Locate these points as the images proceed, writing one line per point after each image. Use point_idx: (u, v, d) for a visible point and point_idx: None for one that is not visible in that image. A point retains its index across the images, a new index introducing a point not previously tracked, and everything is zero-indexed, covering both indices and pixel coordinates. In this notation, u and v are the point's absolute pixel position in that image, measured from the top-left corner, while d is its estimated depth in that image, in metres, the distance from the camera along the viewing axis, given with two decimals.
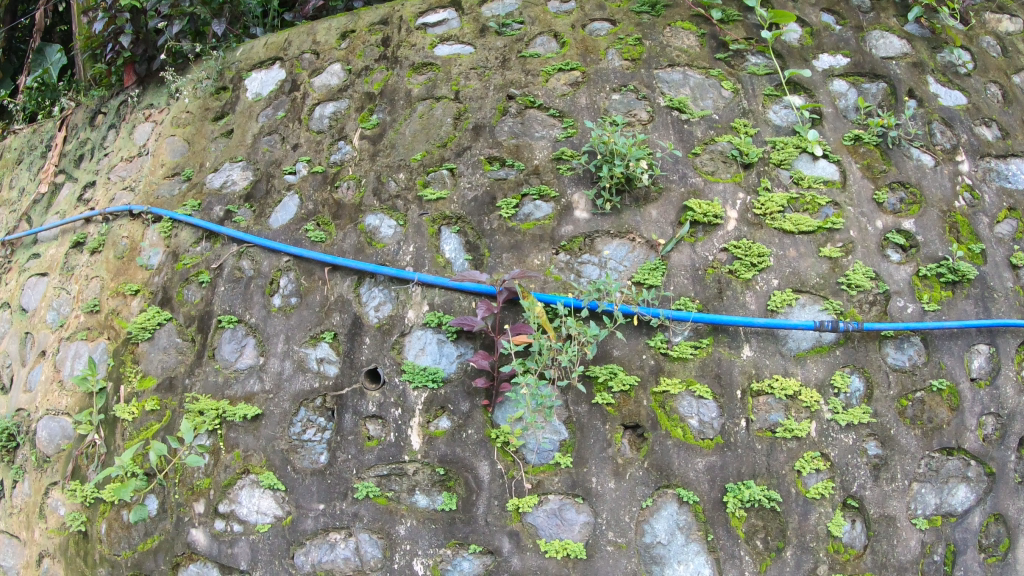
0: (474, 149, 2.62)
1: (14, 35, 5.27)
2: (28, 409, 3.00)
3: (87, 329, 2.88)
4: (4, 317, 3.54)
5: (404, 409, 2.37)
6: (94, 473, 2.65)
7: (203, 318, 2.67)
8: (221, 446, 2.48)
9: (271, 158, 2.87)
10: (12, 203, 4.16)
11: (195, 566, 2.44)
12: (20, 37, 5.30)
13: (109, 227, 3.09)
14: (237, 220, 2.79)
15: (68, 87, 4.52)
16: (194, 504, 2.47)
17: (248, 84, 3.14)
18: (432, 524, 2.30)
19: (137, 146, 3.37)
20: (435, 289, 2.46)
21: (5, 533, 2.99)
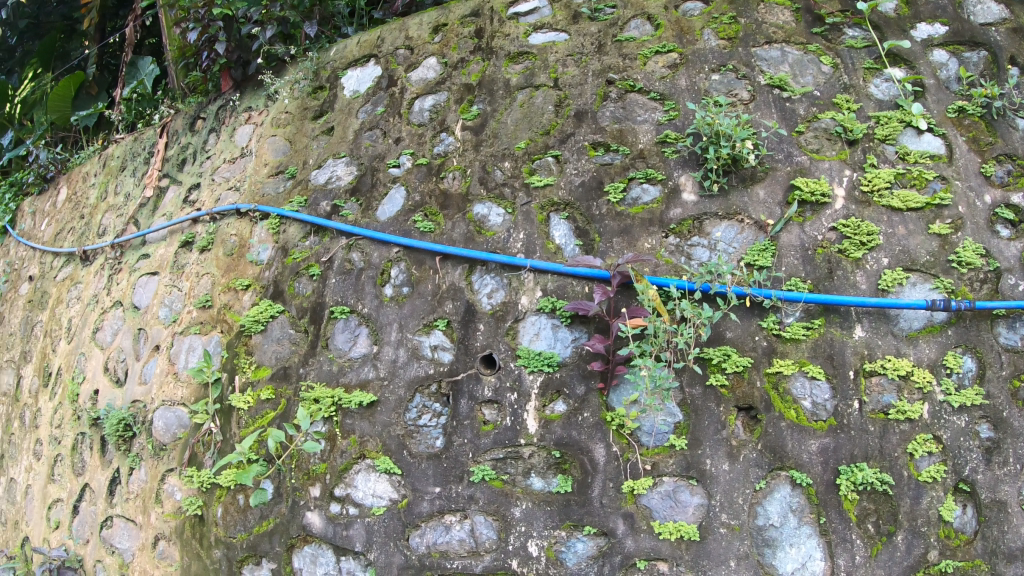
0: (578, 135, 2.64)
1: (105, 51, 6.04)
2: (144, 401, 3.16)
3: (200, 323, 3.03)
4: (117, 315, 3.73)
5: (520, 393, 2.41)
6: (210, 460, 2.77)
7: (315, 309, 2.76)
8: (338, 432, 2.56)
9: (374, 152, 2.94)
10: (119, 208, 4.38)
11: (311, 547, 2.53)
12: (111, 53, 6.06)
13: (218, 226, 3.23)
14: (344, 214, 2.86)
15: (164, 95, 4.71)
16: (310, 488, 2.55)
17: (345, 82, 3.21)
18: (547, 506, 2.34)
19: (239, 147, 3.49)
20: (548, 275, 2.49)
21: (122, 516, 3.16)
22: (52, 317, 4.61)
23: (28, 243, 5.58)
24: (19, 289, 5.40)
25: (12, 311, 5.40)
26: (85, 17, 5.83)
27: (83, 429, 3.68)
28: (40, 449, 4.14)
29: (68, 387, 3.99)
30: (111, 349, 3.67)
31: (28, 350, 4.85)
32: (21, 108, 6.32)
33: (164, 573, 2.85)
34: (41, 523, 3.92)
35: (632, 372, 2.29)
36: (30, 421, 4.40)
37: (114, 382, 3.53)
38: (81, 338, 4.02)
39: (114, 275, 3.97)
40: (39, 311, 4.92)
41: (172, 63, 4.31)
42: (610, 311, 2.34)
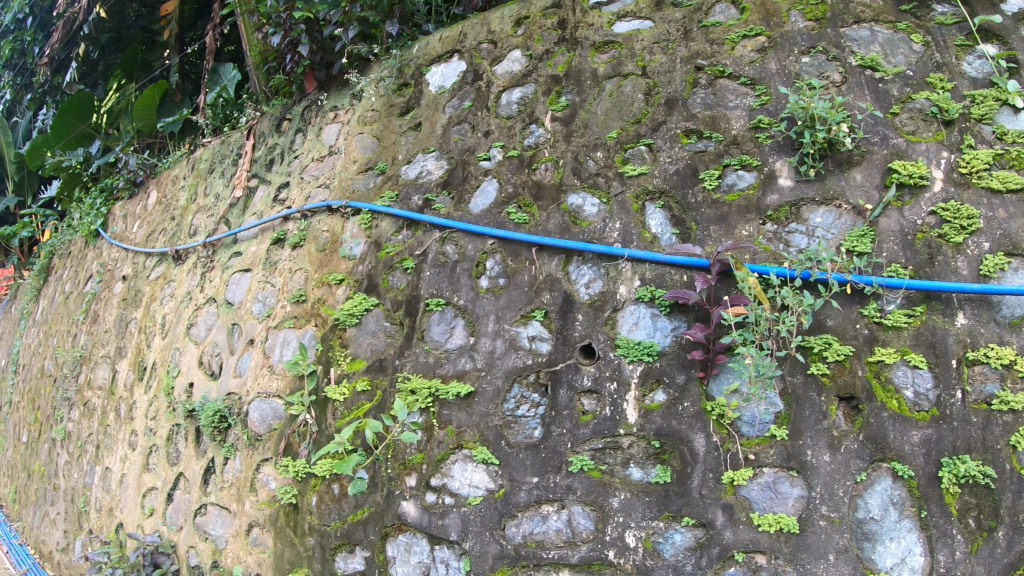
0: (669, 123, 2.63)
1: (188, 61, 6.67)
2: (239, 393, 3.28)
3: (294, 317, 3.12)
4: (210, 311, 3.87)
5: (619, 382, 2.43)
6: (306, 450, 2.85)
7: (410, 302, 2.82)
8: (435, 422, 2.62)
9: (464, 146, 2.98)
10: (208, 209, 4.54)
11: (406, 536, 2.58)
12: (192, 62, 6.69)
13: (309, 222, 3.31)
14: (437, 207, 2.93)
15: (248, 98, 4.85)
16: (407, 478, 2.61)
17: (429, 78, 3.25)
18: (646, 497, 2.34)
19: (327, 146, 3.58)
20: (646, 264, 2.49)
21: (216, 504, 3.28)
22: (147, 315, 4.80)
23: (120, 244, 5.83)
24: (113, 288, 5.66)
25: (106, 309, 5.65)
26: (168, 27, 6.06)
27: (178, 421, 3.84)
28: (135, 440, 4.33)
29: (163, 380, 4.15)
30: (205, 344, 3.81)
31: (122, 346, 5.07)
32: (108, 117, 7.20)
33: (259, 559, 2.95)
34: (135, 510, 4.10)
35: (734, 361, 2.27)
36: (126, 413, 4.61)
37: (209, 375, 3.65)
38: (175, 334, 4.18)
39: (206, 273, 4.12)
40: (133, 309, 5.13)
41: (254, 66, 4.52)
42: (710, 299, 2.33)
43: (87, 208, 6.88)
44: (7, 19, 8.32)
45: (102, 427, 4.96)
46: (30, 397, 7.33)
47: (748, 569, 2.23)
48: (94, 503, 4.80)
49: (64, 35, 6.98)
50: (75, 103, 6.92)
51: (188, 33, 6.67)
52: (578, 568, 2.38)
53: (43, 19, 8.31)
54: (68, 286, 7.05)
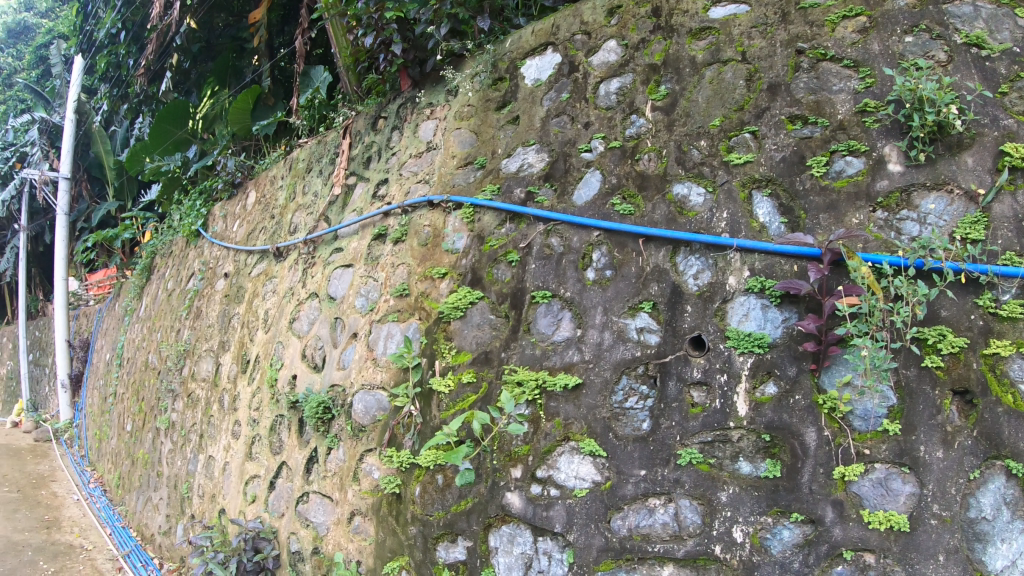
0: (773, 108, 2.57)
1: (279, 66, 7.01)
2: (344, 385, 3.36)
3: (398, 310, 3.20)
4: (313, 305, 3.98)
5: (730, 374, 2.40)
6: (410, 441, 2.90)
7: (516, 295, 2.86)
8: (542, 415, 2.64)
9: (564, 138, 2.98)
10: (308, 207, 4.67)
11: (509, 527, 2.61)
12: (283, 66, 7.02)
13: (410, 218, 3.39)
14: (539, 200, 2.94)
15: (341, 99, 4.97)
16: (512, 470, 2.64)
17: (525, 72, 3.26)
18: (754, 491, 2.31)
19: (424, 142, 3.64)
20: (755, 254, 2.44)
21: (318, 493, 3.38)
22: (249, 310, 4.97)
23: (222, 243, 6.05)
24: (215, 285, 5.88)
25: (209, 305, 5.89)
26: (259, 34, 6.24)
27: (281, 412, 3.96)
28: (239, 430, 4.50)
29: (266, 373, 4.30)
30: (308, 337, 3.92)
31: (225, 340, 5.27)
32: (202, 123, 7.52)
33: (360, 547, 3.02)
34: (237, 497, 4.26)
35: (849, 352, 2.21)
36: (229, 404, 4.80)
37: (313, 367, 3.76)
38: (278, 328, 4.32)
39: (307, 269, 4.24)
40: (235, 305, 5.32)
41: (344, 69, 4.65)
42: (822, 289, 2.26)
43: (189, 209, 7.26)
44: (102, 33, 8.63)
45: (206, 417, 5.17)
46: (134, 388, 7.71)
47: (856, 568, 2.16)
48: (196, 489, 5.02)
49: (161, 46, 7.25)
50: (171, 109, 7.42)
51: (278, 38, 7.01)
52: (683, 563, 2.35)
53: (137, 33, 8.64)
54: (170, 284, 7.37)
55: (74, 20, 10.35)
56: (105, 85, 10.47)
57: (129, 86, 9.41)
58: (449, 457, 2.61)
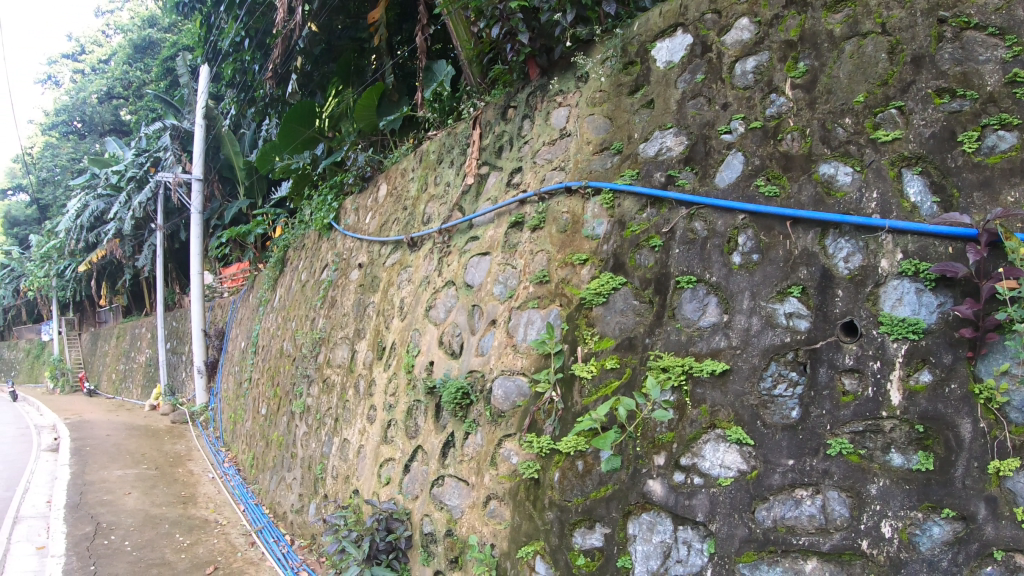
0: (918, 82, 2.43)
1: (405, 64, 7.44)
2: (483, 371, 3.43)
3: (537, 298, 3.25)
4: (450, 293, 4.07)
5: (883, 362, 2.30)
6: (551, 427, 2.92)
7: (660, 280, 2.84)
8: (687, 401, 2.62)
9: (702, 120, 2.93)
10: (440, 197, 4.77)
11: (649, 515, 2.59)
12: (408, 64, 7.45)
13: (547, 204, 3.43)
14: (680, 183, 2.91)
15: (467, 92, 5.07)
16: (655, 457, 2.63)
17: (656, 54, 3.20)
18: (906, 485, 2.21)
19: (557, 130, 3.65)
20: (908, 235, 2.32)
21: (454, 476, 3.45)
22: (385, 299, 5.13)
23: (355, 235, 6.26)
24: (350, 275, 6.08)
25: (344, 295, 6.10)
26: (380, 32, 6.41)
27: (418, 397, 4.07)
28: (374, 414, 4.66)
29: (403, 359, 4.42)
30: (445, 325, 4.01)
31: (361, 328, 5.46)
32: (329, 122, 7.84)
33: (494, 530, 3.07)
34: (371, 478, 4.42)
35: (1008, 340, 2.07)
36: (365, 389, 4.97)
37: (450, 354, 3.85)
38: (414, 316, 4.44)
39: (443, 258, 4.33)
40: (371, 294, 5.50)
41: (466, 61, 4.85)
42: (979, 273, 2.14)
43: (320, 205, 7.56)
44: (226, 43, 8.92)
45: (342, 402, 5.37)
46: (270, 374, 8.10)
47: (1006, 569, 2.04)
48: (331, 470, 5.24)
49: (286, 50, 7.53)
50: (298, 112, 7.71)
51: (398, 38, 7.43)
52: (828, 558, 2.28)
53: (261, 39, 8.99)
54: (304, 276, 7.69)
55: (198, 31, 10.84)
56: (233, 89, 10.97)
57: (256, 90, 9.82)
58: (596, 442, 2.63)
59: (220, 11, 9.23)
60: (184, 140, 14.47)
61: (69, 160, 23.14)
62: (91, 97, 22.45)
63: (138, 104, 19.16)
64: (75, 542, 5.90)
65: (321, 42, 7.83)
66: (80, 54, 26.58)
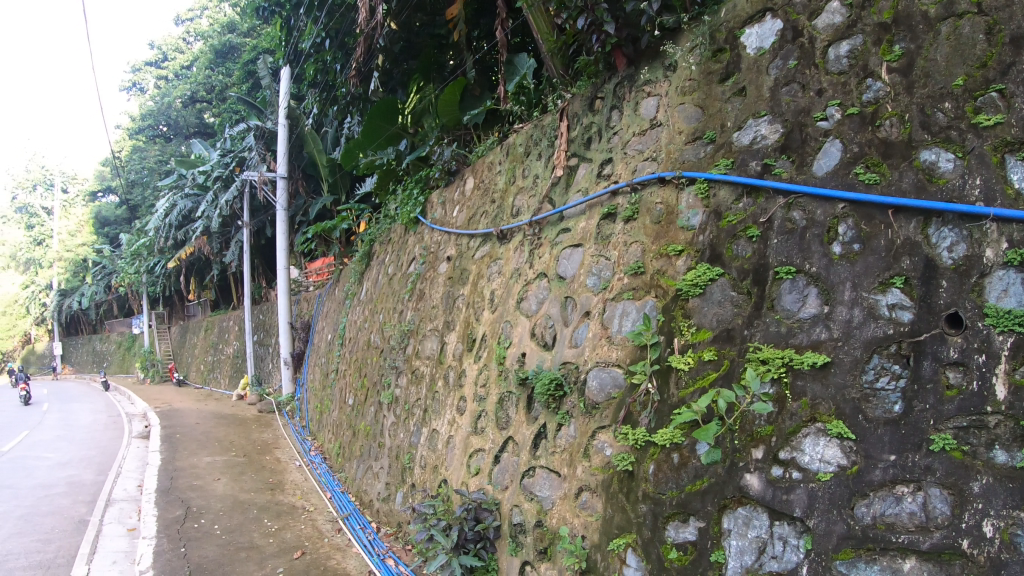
0: (1018, 63, 2.32)
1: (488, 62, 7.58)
2: (577, 362, 3.44)
3: (633, 289, 3.24)
4: (542, 285, 4.08)
5: (989, 355, 2.21)
6: (646, 419, 2.91)
7: (757, 271, 2.79)
8: (788, 394, 2.56)
9: (797, 107, 2.85)
10: (530, 189, 4.79)
11: (745, 509, 2.55)
12: (492, 61, 7.58)
13: (641, 195, 3.41)
14: (777, 172, 2.84)
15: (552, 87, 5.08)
16: (753, 451, 2.58)
17: (745, 41, 3.13)
18: (1010, 483, 2.12)
19: (646, 120, 3.62)
20: (1013, 224, 2.24)
21: (546, 467, 3.47)
22: (475, 291, 5.19)
23: (443, 228, 6.34)
24: (439, 268, 6.17)
25: (433, 287, 6.19)
26: (459, 28, 6.47)
27: (509, 388, 4.10)
28: (464, 406, 4.72)
29: (495, 351, 4.46)
30: (537, 316, 4.03)
31: (451, 320, 5.53)
32: (413, 117, 8.02)
33: (585, 522, 3.07)
34: (461, 469, 4.47)
35: None
36: (455, 380, 5.04)
37: (543, 345, 3.87)
38: (506, 308, 4.47)
39: (534, 250, 4.35)
40: (460, 287, 5.56)
41: (548, 54, 4.92)
42: None
43: (406, 198, 7.66)
44: (307, 45, 9.10)
45: (431, 393, 5.45)
46: (357, 365, 8.28)
47: None
48: (420, 460, 5.32)
49: (368, 49, 7.67)
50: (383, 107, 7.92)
51: (480, 38, 7.58)
52: (927, 557, 2.20)
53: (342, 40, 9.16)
54: (392, 269, 7.82)
55: (278, 34, 11.12)
56: (315, 89, 11.22)
57: (338, 90, 10.00)
58: (699, 433, 2.64)
59: (297, 13, 9.40)
60: (269, 139, 14.91)
61: (157, 162, 24.10)
62: (176, 100, 23.27)
63: (222, 106, 19.80)
64: (166, 524, 6.15)
65: (401, 40, 7.91)
66: (164, 62, 27.75)
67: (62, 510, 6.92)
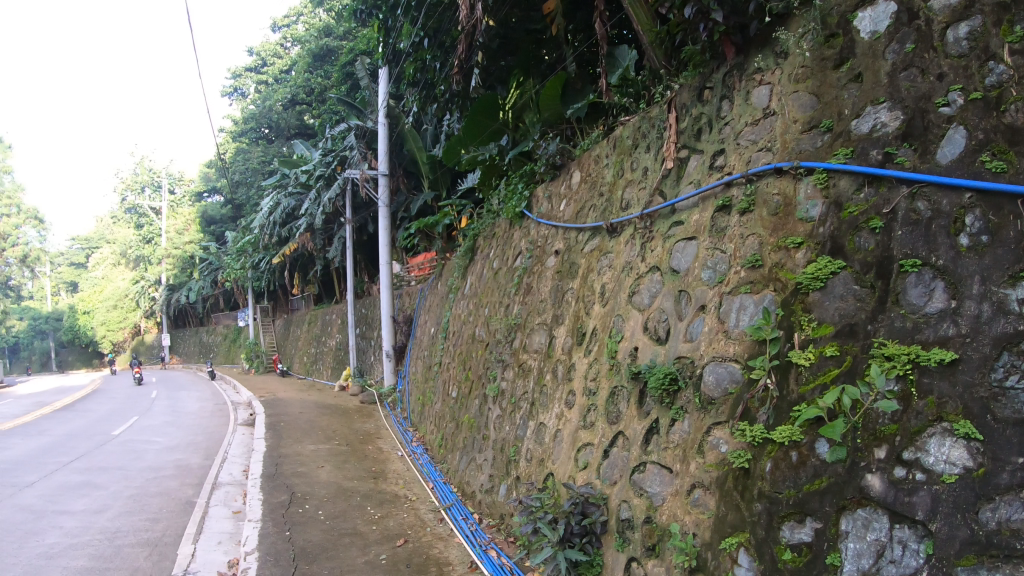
0: None
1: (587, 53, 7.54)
2: (692, 357, 3.40)
3: (751, 283, 3.17)
4: (655, 279, 4.05)
5: None
6: (765, 415, 2.85)
7: (882, 264, 2.68)
8: (913, 392, 2.45)
9: (917, 93, 2.74)
10: (639, 182, 4.74)
11: (865, 511, 2.46)
12: (591, 52, 7.53)
13: (756, 186, 3.33)
14: (899, 161, 2.73)
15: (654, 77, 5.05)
16: (875, 450, 2.48)
17: (859, 25, 3.01)
18: None
19: (759, 109, 3.53)
20: None
21: (657, 463, 3.44)
22: (585, 285, 5.18)
23: (550, 222, 6.35)
24: (547, 262, 6.18)
25: (540, 281, 6.21)
26: (556, 22, 6.43)
27: (621, 382, 4.08)
28: (574, 399, 4.72)
29: (606, 345, 4.44)
30: (651, 310, 3.99)
31: (559, 314, 5.54)
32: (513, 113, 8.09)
33: (697, 519, 3.03)
34: (568, 463, 4.48)
35: None
36: (564, 374, 5.04)
37: (657, 339, 3.83)
38: (618, 302, 4.45)
39: (646, 243, 4.31)
40: (569, 280, 5.57)
41: (649, 45, 4.91)
42: None
43: (510, 192, 7.70)
44: (406, 44, 9.24)
45: (539, 387, 5.48)
46: (462, 358, 8.39)
47: None
48: (525, 453, 5.36)
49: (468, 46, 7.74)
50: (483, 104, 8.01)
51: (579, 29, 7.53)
52: None
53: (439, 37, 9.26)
54: (497, 264, 7.89)
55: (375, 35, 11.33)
56: (414, 88, 11.40)
57: (436, 88, 10.10)
58: (826, 430, 2.57)
59: (393, 14, 9.49)
60: (370, 138, 15.25)
61: (262, 163, 24.99)
62: (278, 103, 24.04)
63: (322, 107, 20.34)
64: (273, 508, 6.40)
65: (499, 36, 7.90)
66: (266, 66, 28.75)
67: (169, 492, 7.29)
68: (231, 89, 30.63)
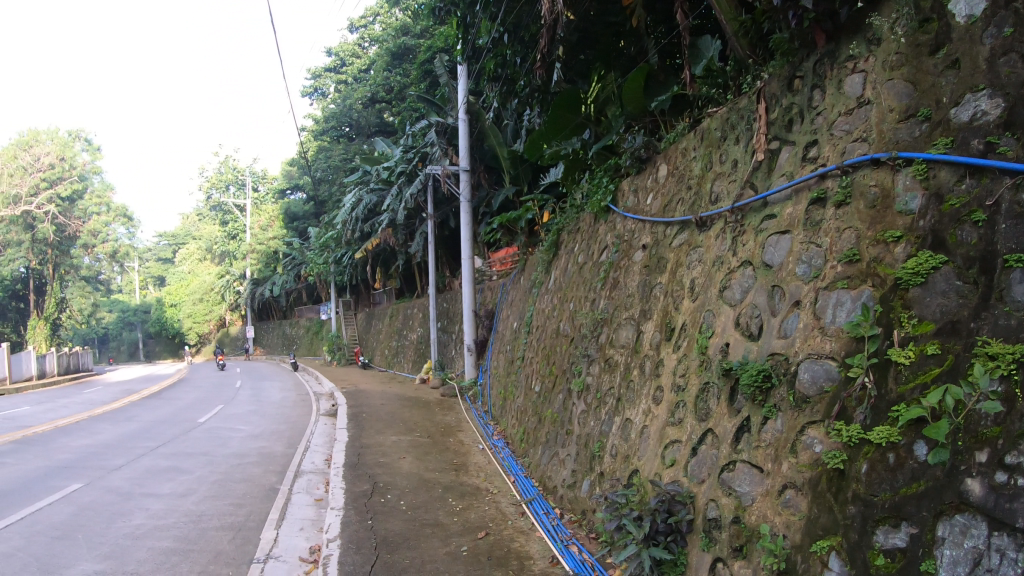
0: None
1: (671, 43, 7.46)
2: (786, 353, 3.32)
3: (847, 278, 3.07)
4: (747, 273, 3.97)
5: None
6: (862, 415, 2.75)
7: (985, 259, 2.58)
8: (1017, 394, 2.33)
9: (1019, 78, 2.61)
10: (729, 174, 4.65)
11: (963, 516, 2.36)
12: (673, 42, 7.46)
13: (852, 178, 3.22)
14: (1002, 150, 2.60)
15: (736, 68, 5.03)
16: (976, 453, 2.37)
17: (954, 8, 2.93)
18: None
19: (852, 98, 3.41)
20: None
21: (747, 462, 3.37)
22: (674, 279, 5.11)
23: (637, 216, 6.29)
24: (634, 256, 6.13)
25: (628, 276, 6.16)
26: (638, 15, 6.37)
27: (711, 379, 4.01)
28: (662, 395, 4.67)
29: (696, 341, 4.37)
30: (743, 305, 3.92)
31: (648, 308, 5.49)
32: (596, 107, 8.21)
33: (788, 521, 2.96)
34: (655, 460, 4.43)
35: None
36: (652, 370, 4.98)
37: (749, 336, 3.75)
38: (708, 297, 4.37)
39: (737, 237, 4.22)
40: (657, 275, 5.50)
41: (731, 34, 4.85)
42: None
43: (595, 186, 7.66)
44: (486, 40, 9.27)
45: (626, 382, 5.43)
46: (546, 352, 8.39)
47: None
48: (611, 448, 5.32)
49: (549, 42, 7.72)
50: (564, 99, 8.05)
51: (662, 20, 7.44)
52: None
53: None
54: (582, 258, 7.85)
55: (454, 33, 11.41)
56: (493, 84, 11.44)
57: (517, 83, 10.09)
58: (929, 430, 2.47)
59: (472, 11, 9.52)
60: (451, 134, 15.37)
61: (344, 160, 25.47)
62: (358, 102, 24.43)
63: (402, 106, 20.60)
64: (355, 497, 6.53)
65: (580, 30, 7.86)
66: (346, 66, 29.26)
67: (253, 478, 7.52)
68: (313, 89, 31.26)
